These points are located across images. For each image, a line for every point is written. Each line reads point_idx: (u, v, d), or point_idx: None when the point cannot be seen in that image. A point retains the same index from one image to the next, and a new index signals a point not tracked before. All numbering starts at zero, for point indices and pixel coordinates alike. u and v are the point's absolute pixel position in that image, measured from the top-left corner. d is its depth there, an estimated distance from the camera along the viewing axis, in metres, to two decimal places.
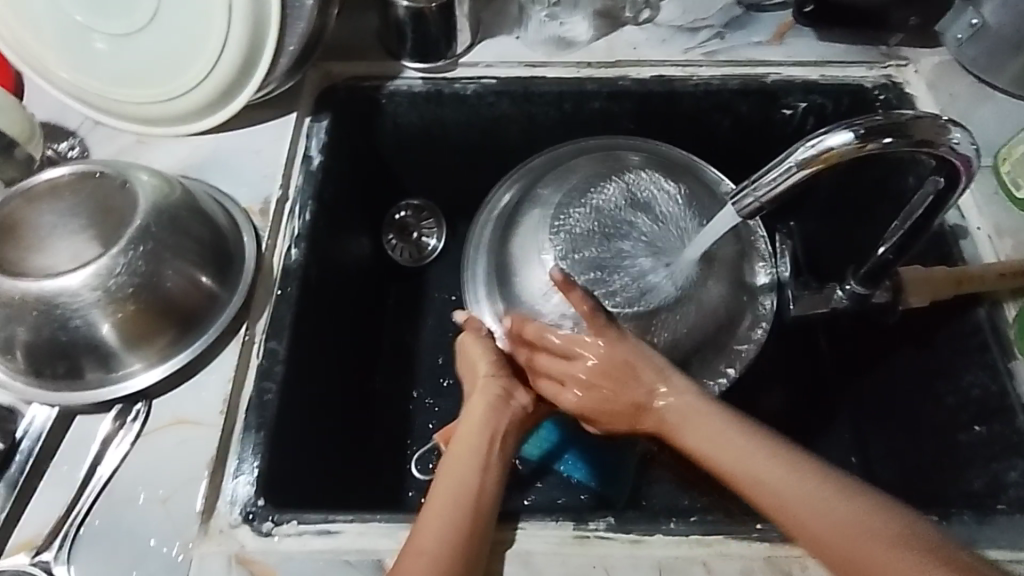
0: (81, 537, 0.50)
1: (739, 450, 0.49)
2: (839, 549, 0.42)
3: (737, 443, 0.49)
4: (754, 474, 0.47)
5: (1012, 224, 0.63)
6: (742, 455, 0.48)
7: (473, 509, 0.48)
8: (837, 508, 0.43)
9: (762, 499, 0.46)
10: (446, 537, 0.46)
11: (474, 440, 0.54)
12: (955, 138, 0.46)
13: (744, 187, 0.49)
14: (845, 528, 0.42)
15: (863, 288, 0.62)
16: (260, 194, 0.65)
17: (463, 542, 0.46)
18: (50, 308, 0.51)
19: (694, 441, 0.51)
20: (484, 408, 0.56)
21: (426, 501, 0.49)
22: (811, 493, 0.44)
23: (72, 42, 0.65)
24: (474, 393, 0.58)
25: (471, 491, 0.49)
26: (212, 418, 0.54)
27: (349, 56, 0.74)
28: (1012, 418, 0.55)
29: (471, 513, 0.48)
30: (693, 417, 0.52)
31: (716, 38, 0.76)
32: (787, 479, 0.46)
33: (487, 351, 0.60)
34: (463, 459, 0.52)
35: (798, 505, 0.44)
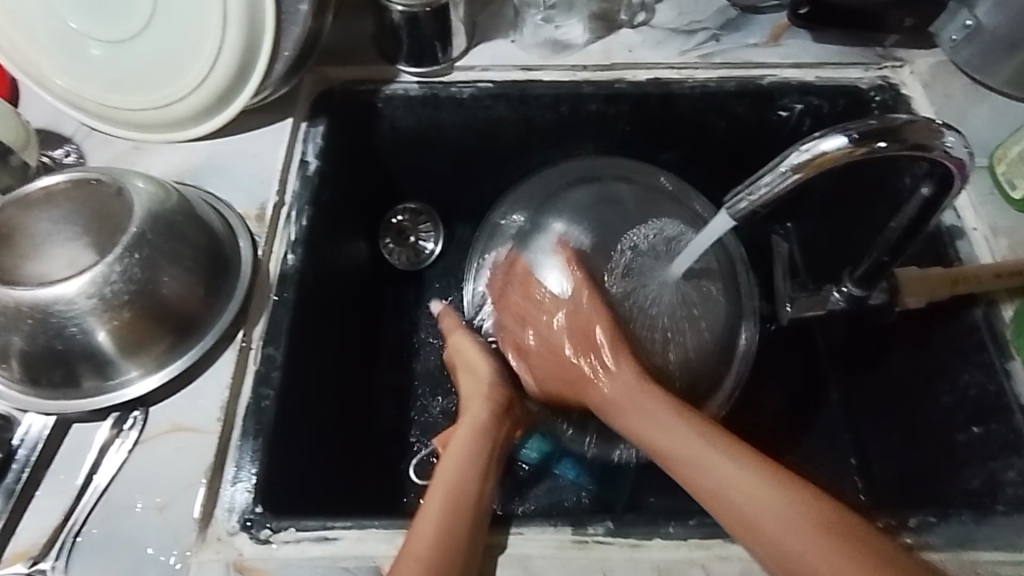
0: (79, 546, 0.50)
1: (676, 440, 0.50)
2: (781, 541, 0.43)
3: (682, 433, 0.51)
4: (686, 463, 0.49)
5: (1008, 224, 0.63)
6: (686, 441, 0.50)
7: (463, 505, 0.49)
8: (771, 501, 0.45)
9: (699, 486, 0.48)
10: (436, 532, 0.46)
11: (471, 443, 0.54)
12: (948, 142, 0.47)
13: (738, 191, 0.49)
14: (771, 515, 0.44)
15: (859, 290, 0.61)
16: (257, 200, 0.65)
17: (451, 536, 0.46)
18: (46, 316, 0.51)
19: (643, 430, 0.53)
20: (480, 414, 0.57)
21: (421, 503, 0.49)
22: (746, 482, 0.46)
23: (67, 49, 0.65)
24: (473, 397, 0.59)
25: (458, 490, 0.50)
26: (210, 425, 0.54)
27: (345, 60, 0.74)
28: (1009, 418, 0.55)
29: (461, 509, 0.48)
30: (625, 400, 0.55)
31: (711, 40, 0.76)
32: (729, 470, 0.47)
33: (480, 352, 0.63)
34: (457, 458, 0.53)
35: (731, 495, 0.46)
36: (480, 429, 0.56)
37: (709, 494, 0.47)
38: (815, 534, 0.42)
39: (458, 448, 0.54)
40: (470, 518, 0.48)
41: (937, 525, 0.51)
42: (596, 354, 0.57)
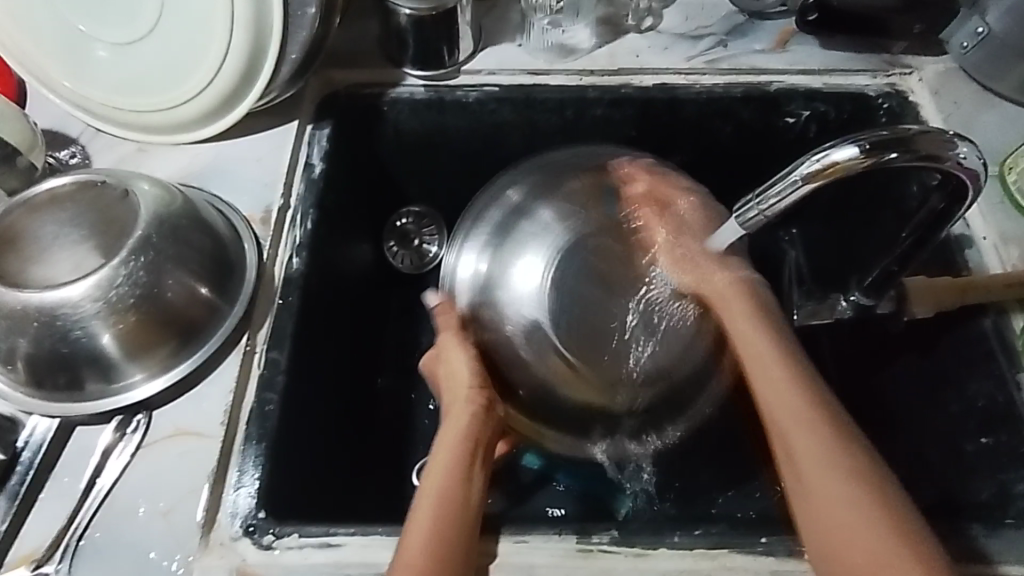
0: (81, 550, 0.49)
1: (788, 414, 0.48)
2: (829, 530, 0.44)
3: (791, 399, 0.49)
4: (787, 436, 0.48)
5: (1017, 233, 0.63)
6: (796, 411, 0.48)
7: (441, 536, 0.47)
8: (844, 498, 0.44)
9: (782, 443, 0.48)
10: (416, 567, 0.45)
11: (455, 454, 0.53)
12: (961, 153, 0.46)
13: (748, 201, 0.48)
14: (832, 503, 0.44)
15: (868, 298, 0.62)
16: (262, 203, 0.65)
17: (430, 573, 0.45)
18: (51, 320, 0.51)
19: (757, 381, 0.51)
20: (462, 419, 0.55)
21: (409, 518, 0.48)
22: (830, 472, 0.45)
23: (73, 51, 0.65)
24: (457, 406, 0.56)
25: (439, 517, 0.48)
26: (213, 429, 0.54)
27: (351, 63, 0.74)
28: (1018, 428, 0.55)
29: (440, 540, 0.47)
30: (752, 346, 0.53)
31: (718, 46, 0.76)
32: (816, 450, 0.46)
33: (466, 353, 0.58)
34: (438, 479, 0.51)
35: (815, 483, 0.45)
36: (463, 439, 0.54)
37: (792, 470, 0.47)
38: (876, 533, 0.42)
39: (444, 460, 0.52)
40: (460, 535, 0.47)
41: (946, 537, 0.50)
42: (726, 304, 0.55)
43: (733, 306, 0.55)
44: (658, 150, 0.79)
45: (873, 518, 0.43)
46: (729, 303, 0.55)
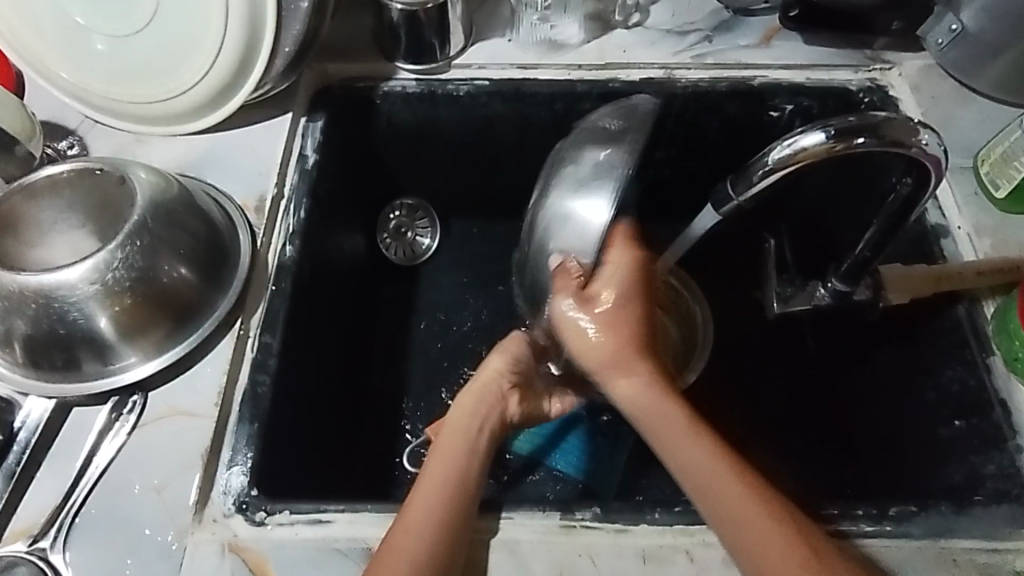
0: (78, 526, 0.51)
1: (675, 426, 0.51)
2: (737, 533, 0.45)
3: (673, 421, 0.51)
4: (677, 455, 0.50)
5: (992, 223, 0.65)
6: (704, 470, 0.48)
7: (454, 492, 0.50)
8: (745, 496, 0.46)
9: (706, 504, 0.47)
10: (431, 518, 0.48)
11: (457, 440, 0.55)
12: (925, 140, 0.48)
13: (723, 187, 0.51)
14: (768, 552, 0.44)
15: (845, 286, 0.62)
16: (256, 193, 0.67)
17: (444, 524, 0.48)
18: (49, 301, 0.53)
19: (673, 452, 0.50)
20: (468, 410, 0.58)
21: (408, 496, 0.50)
22: (757, 523, 0.45)
23: (72, 42, 0.66)
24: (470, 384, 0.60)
25: (454, 475, 0.51)
26: (208, 410, 0.56)
27: (345, 57, 0.76)
28: (989, 412, 0.56)
29: (452, 495, 0.50)
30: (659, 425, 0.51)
31: (704, 41, 0.77)
32: (740, 501, 0.46)
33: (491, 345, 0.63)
34: (451, 447, 0.54)
35: (714, 484, 0.47)
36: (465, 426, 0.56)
37: (697, 478, 0.48)
38: (774, 529, 0.45)
39: (444, 444, 0.55)
40: (458, 510, 0.49)
41: (917, 514, 0.52)
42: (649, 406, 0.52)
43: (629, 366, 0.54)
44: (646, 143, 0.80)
45: (764, 508, 0.46)
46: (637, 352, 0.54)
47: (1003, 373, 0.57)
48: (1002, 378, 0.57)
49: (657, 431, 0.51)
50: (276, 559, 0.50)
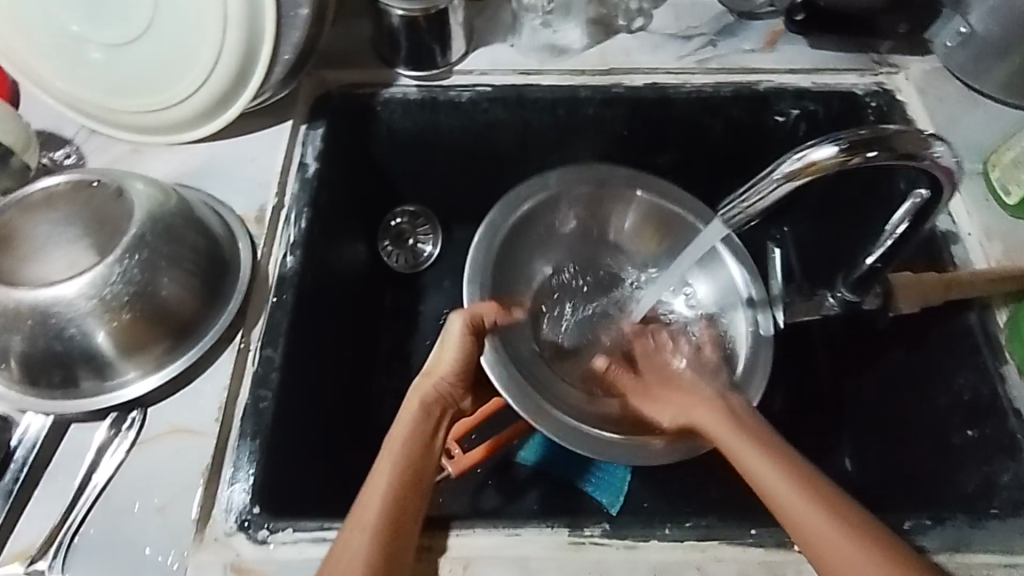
0: (76, 547, 0.50)
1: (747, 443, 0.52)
2: (816, 540, 0.46)
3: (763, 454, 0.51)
4: (757, 472, 0.50)
5: (1002, 228, 0.64)
6: (775, 481, 0.49)
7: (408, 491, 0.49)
8: (815, 505, 0.47)
9: (780, 513, 0.48)
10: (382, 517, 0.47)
11: (409, 437, 0.52)
12: (937, 151, 0.47)
13: (734, 200, 0.51)
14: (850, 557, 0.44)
15: (853, 295, 0.62)
16: (255, 203, 0.66)
17: (393, 523, 0.47)
18: (45, 317, 0.52)
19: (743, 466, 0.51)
20: (420, 403, 0.55)
21: (360, 497, 0.48)
22: (830, 530, 0.45)
23: (67, 51, 0.65)
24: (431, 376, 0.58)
25: (409, 468, 0.50)
26: (209, 426, 0.55)
27: (344, 64, 0.75)
28: (1003, 419, 0.56)
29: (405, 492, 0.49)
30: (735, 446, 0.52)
31: (708, 46, 0.76)
32: (813, 511, 0.46)
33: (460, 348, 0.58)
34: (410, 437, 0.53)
35: (789, 504, 0.47)
36: (416, 421, 0.54)
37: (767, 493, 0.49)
38: (845, 534, 0.45)
39: (393, 441, 0.52)
40: (409, 509, 0.48)
41: (932, 527, 0.51)
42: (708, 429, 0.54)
43: (671, 392, 0.61)
44: (650, 148, 0.80)
45: (848, 527, 0.45)
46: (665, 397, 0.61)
47: (1017, 381, 0.57)
48: (1017, 386, 0.57)
49: (734, 452, 0.52)
50: None
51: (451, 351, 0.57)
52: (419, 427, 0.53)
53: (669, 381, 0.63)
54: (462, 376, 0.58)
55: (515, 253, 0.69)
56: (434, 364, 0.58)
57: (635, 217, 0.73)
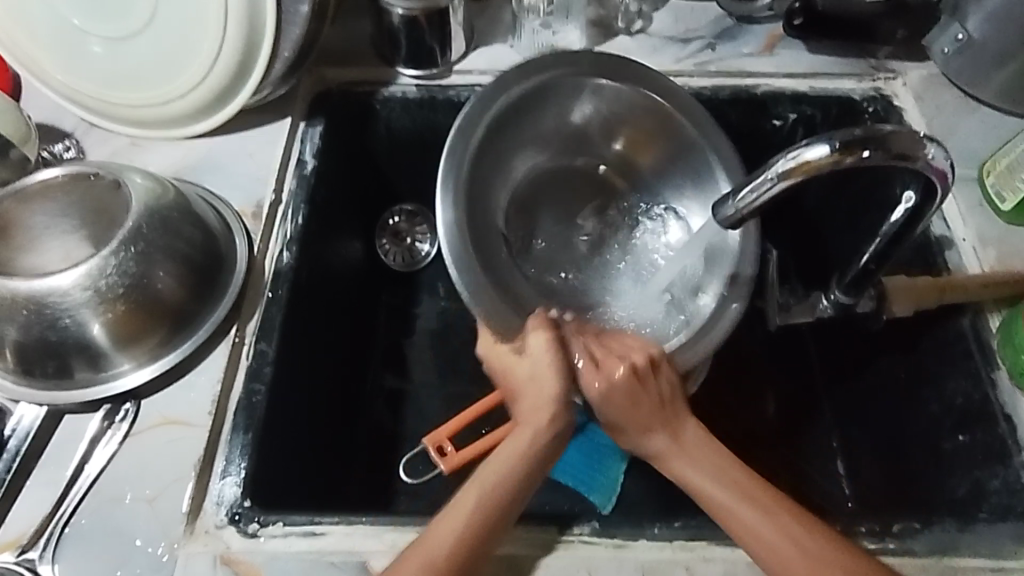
0: (67, 536, 0.50)
1: (728, 480, 0.51)
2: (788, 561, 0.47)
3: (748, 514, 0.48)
4: (743, 518, 0.49)
5: (995, 234, 0.64)
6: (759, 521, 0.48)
7: (495, 510, 0.49)
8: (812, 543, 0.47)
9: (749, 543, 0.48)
10: (455, 537, 0.47)
11: (511, 469, 0.52)
12: (930, 153, 0.47)
13: (727, 202, 0.51)
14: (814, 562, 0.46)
15: (847, 297, 0.62)
16: (253, 198, 0.66)
17: (468, 546, 0.47)
18: (40, 307, 0.52)
19: (686, 468, 0.52)
20: (558, 419, 0.54)
21: (444, 511, 0.49)
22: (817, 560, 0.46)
23: (68, 45, 0.66)
24: (534, 414, 0.55)
25: (500, 488, 0.50)
26: (202, 419, 0.55)
27: (344, 61, 0.75)
28: (994, 425, 0.56)
29: (493, 512, 0.49)
30: (697, 452, 0.53)
31: (706, 49, 0.77)
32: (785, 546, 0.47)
33: (555, 370, 0.55)
34: (501, 455, 0.53)
35: (771, 543, 0.47)
36: (529, 449, 0.53)
37: (768, 546, 0.47)
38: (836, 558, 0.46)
39: (500, 464, 0.52)
40: (483, 533, 0.48)
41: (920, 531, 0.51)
42: (618, 400, 0.54)
43: (649, 406, 0.54)
44: None
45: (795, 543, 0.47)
46: (646, 410, 0.54)
47: (1008, 388, 0.56)
48: (1008, 393, 0.56)
49: (725, 505, 0.50)
50: (268, 571, 0.49)
51: (541, 356, 0.56)
52: (541, 450, 0.53)
53: (641, 396, 0.54)
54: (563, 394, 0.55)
55: (490, 165, 0.65)
56: (523, 376, 0.57)
57: (627, 132, 0.69)
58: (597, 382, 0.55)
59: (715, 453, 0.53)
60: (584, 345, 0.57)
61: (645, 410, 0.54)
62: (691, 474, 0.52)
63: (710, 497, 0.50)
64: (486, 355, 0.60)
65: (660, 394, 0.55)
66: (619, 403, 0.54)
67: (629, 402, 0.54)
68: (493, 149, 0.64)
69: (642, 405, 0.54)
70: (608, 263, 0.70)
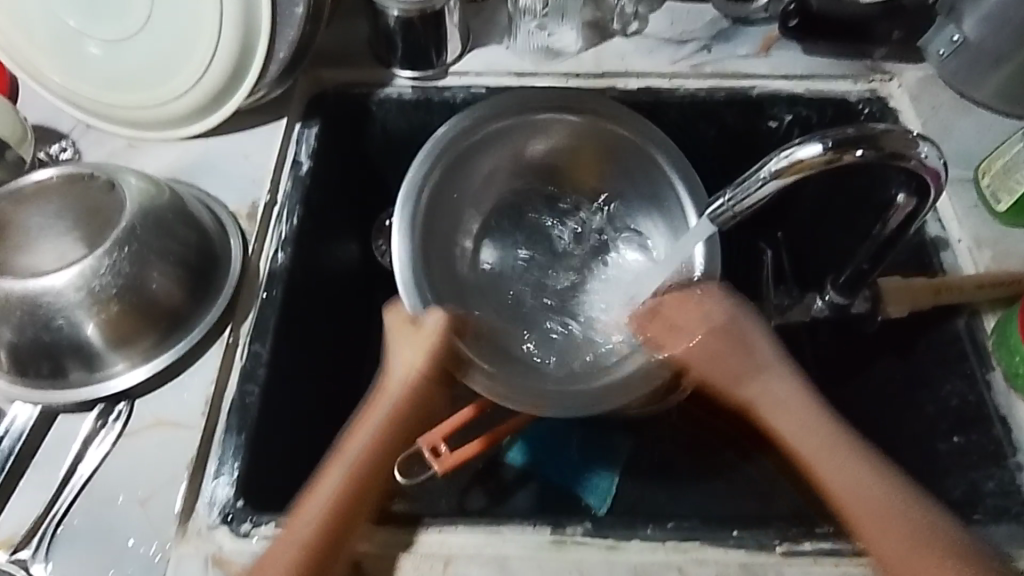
0: (60, 537, 0.50)
1: (814, 431, 0.55)
2: (858, 514, 0.50)
3: (861, 466, 0.52)
4: (834, 475, 0.52)
5: (991, 235, 0.64)
6: (854, 478, 0.51)
7: (359, 483, 0.52)
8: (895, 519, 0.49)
9: (843, 508, 0.51)
10: (316, 540, 0.48)
11: (370, 446, 0.55)
12: (923, 152, 0.47)
13: (721, 201, 0.51)
14: (880, 508, 0.50)
15: (842, 298, 0.63)
16: (249, 199, 0.66)
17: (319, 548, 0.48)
18: (34, 307, 0.52)
19: (779, 421, 0.56)
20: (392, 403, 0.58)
21: (297, 507, 0.50)
22: (863, 492, 0.51)
23: (65, 47, 0.66)
24: (383, 394, 0.59)
25: (331, 492, 0.51)
26: (194, 419, 0.55)
27: (340, 62, 0.75)
28: (989, 427, 0.55)
29: (353, 484, 0.52)
30: (785, 406, 0.57)
31: (702, 50, 0.77)
32: (863, 482, 0.51)
33: (411, 358, 0.59)
34: (360, 433, 0.56)
35: (858, 499, 0.50)
36: (383, 434, 0.56)
37: (846, 502, 0.51)
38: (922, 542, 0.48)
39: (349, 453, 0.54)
40: (342, 513, 0.50)
41: None
42: (705, 366, 0.59)
43: (730, 356, 0.59)
44: None
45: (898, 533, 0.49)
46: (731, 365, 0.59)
47: (1003, 389, 0.56)
48: (1003, 394, 0.56)
49: (810, 457, 0.54)
50: None
51: (410, 355, 0.59)
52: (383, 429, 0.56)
53: (723, 355, 0.59)
54: (422, 383, 0.59)
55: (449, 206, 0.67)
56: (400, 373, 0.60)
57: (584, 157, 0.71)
58: (684, 345, 0.61)
59: (808, 409, 0.56)
60: (650, 318, 0.64)
61: (721, 361, 0.59)
62: (790, 427, 0.56)
63: (800, 448, 0.54)
64: (390, 327, 0.62)
65: (733, 338, 0.59)
66: (701, 360, 0.60)
67: (741, 359, 0.59)
68: (449, 187, 0.67)
69: (731, 357, 0.59)
70: (573, 292, 0.73)
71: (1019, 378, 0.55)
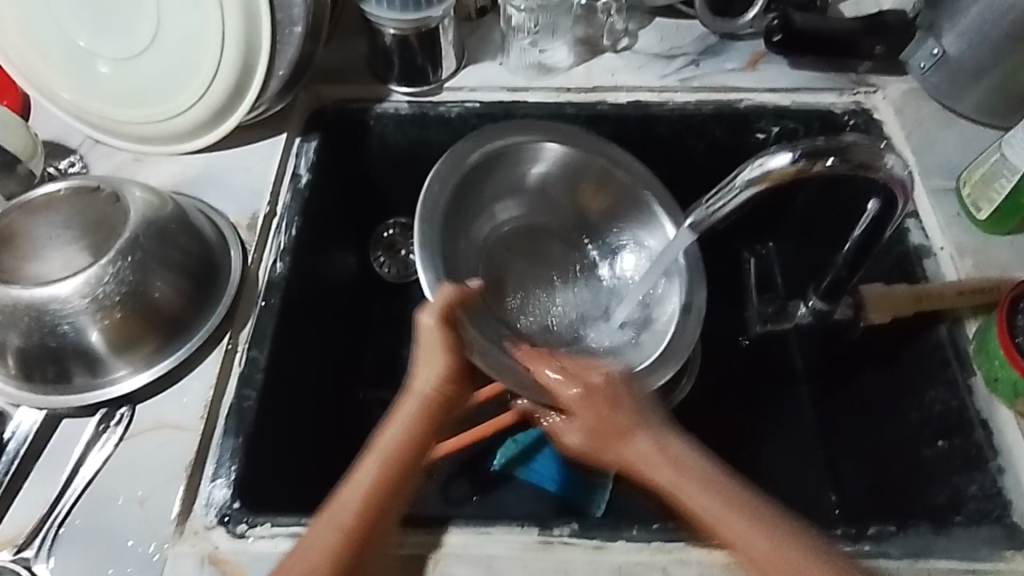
0: (61, 537, 0.52)
1: (704, 489, 0.50)
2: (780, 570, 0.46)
3: (747, 524, 0.48)
4: (730, 531, 0.49)
5: (973, 244, 0.65)
6: (742, 528, 0.48)
7: (348, 535, 0.48)
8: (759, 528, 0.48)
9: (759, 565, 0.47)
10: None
11: (365, 497, 0.49)
12: (890, 163, 0.51)
13: (699, 211, 0.55)
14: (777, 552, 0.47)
15: (824, 304, 0.68)
16: (248, 211, 0.68)
17: None
18: (41, 314, 0.54)
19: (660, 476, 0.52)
20: (401, 427, 0.53)
21: (302, 537, 0.48)
22: (762, 536, 0.48)
23: (76, 66, 0.69)
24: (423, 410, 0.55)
25: (348, 513, 0.49)
26: (194, 423, 0.57)
27: (340, 80, 0.78)
28: (970, 432, 0.56)
29: (347, 538, 0.48)
30: (655, 455, 0.53)
31: (690, 65, 0.79)
32: (748, 527, 0.48)
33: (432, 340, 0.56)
34: (351, 485, 0.50)
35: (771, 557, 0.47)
36: (371, 483, 0.50)
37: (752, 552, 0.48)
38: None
39: (362, 477, 0.50)
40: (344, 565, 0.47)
41: (896, 534, 0.51)
42: (593, 411, 0.57)
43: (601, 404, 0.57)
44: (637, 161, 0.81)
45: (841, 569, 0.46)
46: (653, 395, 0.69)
47: (984, 394, 0.57)
48: (984, 399, 0.57)
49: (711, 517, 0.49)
50: (253, 571, 0.50)
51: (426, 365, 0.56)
52: (412, 423, 0.54)
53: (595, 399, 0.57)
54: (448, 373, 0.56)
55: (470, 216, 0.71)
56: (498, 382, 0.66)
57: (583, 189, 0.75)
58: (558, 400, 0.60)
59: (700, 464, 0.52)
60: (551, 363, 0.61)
61: (599, 421, 0.56)
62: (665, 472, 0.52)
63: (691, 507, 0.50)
64: (422, 329, 0.57)
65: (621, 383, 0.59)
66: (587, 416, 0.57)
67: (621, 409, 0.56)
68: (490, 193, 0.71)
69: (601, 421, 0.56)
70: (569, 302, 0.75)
71: (998, 383, 0.55)
